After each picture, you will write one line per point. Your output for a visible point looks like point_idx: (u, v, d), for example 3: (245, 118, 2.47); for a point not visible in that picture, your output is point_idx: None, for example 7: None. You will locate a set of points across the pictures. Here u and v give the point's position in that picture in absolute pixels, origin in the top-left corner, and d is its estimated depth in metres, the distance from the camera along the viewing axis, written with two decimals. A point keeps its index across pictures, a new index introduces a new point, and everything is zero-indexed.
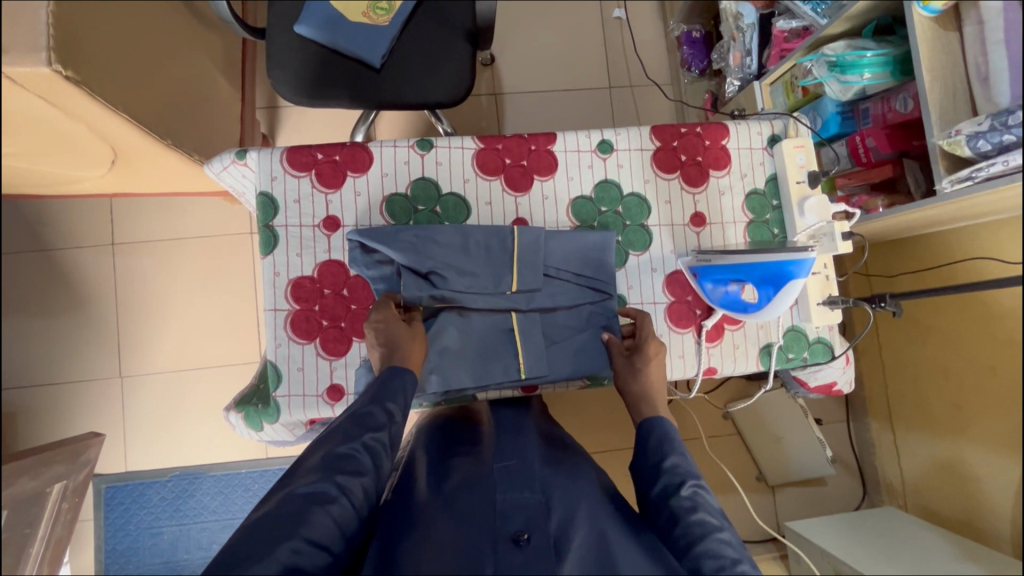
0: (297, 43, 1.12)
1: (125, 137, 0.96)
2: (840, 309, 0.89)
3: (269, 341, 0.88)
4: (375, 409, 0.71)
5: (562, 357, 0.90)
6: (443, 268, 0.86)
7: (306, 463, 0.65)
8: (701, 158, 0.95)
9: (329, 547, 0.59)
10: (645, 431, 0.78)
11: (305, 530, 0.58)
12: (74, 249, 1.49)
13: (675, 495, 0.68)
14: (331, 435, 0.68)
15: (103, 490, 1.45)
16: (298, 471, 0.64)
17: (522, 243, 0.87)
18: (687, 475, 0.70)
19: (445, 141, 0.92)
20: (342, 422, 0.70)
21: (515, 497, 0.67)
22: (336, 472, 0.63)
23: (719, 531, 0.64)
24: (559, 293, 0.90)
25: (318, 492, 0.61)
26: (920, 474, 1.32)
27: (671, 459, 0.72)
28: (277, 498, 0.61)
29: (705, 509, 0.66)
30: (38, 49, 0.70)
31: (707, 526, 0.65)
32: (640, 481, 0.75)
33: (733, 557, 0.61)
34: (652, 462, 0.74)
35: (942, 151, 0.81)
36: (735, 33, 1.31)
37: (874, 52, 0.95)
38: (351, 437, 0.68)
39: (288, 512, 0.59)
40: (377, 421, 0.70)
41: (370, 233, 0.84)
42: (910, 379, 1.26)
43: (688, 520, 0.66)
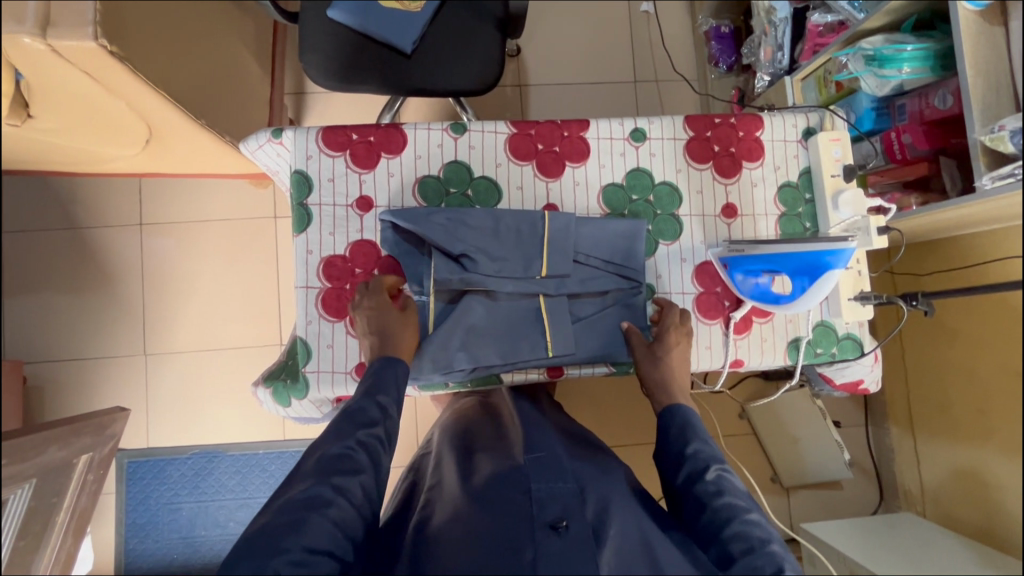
0: (330, 27, 1.13)
1: (161, 116, 0.97)
2: (872, 306, 0.87)
3: (300, 317, 0.89)
4: (366, 403, 0.75)
5: (590, 343, 0.91)
6: (473, 250, 0.86)
7: (303, 467, 0.68)
8: (734, 149, 0.94)
9: (331, 551, 0.61)
10: (666, 420, 0.81)
11: (303, 538, 0.60)
12: (102, 227, 1.52)
13: (700, 481, 0.72)
14: (325, 434, 0.71)
15: (125, 465, 1.48)
16: (295, 476, 0.67)
17: (552, 228, 0.88)
18: (710, 461, 0.73)
19: (478, 125, 0.92)
20: (337, 423, 0.72)
21: (549, 489, 0.68)
22: (331, 475, 0.66)
23: (746, 512, 0.67)
24: (588, 279, 0.91)
25: (314, 496, 0.64)
26: (937, 481, 1.30)
27: (693, 446, 0.75)
28: (276, 506, 0.64)
29: (730, 493, 0.69)
30: (86, 23, 0.72)
31: (734, 508, 0.68)
32: (665, 471, 0.77)
33: (762, 537, 0.65)
34: (676, 450, 0.77)
35: (983, 148, 0.80)
36: (767, 27, 1.30)
37: (915, 46, 0.93)
38: (346, 435, 0.70)
39: (285, 520, 0.62)
40: (370, 417, 0.73)
41: (403, 214, 0.85)
42: (931, 386, 1.25)
43: (715, 505, 0.69)
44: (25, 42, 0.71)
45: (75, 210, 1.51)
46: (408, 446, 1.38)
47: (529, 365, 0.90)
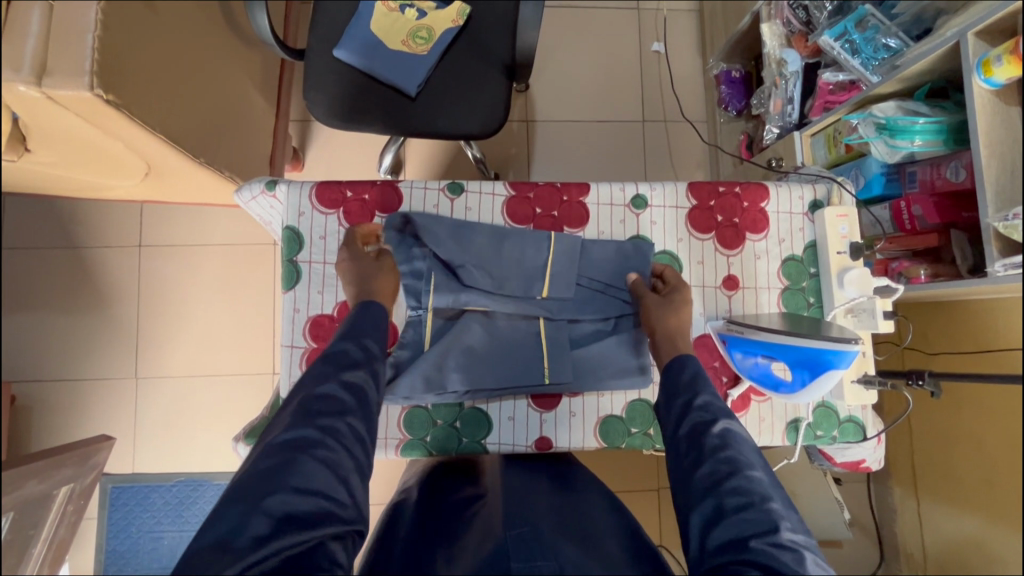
0: (335, 66, 1.12)
1: (160, 155, 0.97)
2: (875, 389, 0.84)
3: (284, 377, 0.87)
4: (343, 347, 0.73)
5: (589, 373, 0.89)
6: (477, 267, 0.87)
7: (283, 414, 0.66)
8: (738, 220, 0.92)
9: (322, 489, 0.59)
10: (674, 370, 0.77)
11: (291, 478, 0.59)
12: (101, 248, 1.51)
13: (705, 434, 0.68)
14: (307, 379, 0.69)
15: (108, 490, 1.45)
16: (276, 423, 0.66)
17: (557, 250, 0.88)
18: (719, 415, 0.70)
19: (476, 185, 0.92)
20: (319, 366, 0.70)
21: (529, 567, 0.62)
22: (313, 415, 0.64)
23: (750, 469, 0.64)
24: (587, 303, 0.91)
25: (296, 438, 0.62)
26: (942, 547, 1.24)
27: (702, 399, 0.72)
28: (258, 450, 0.63)
29: (735, 447, 0.66)
30: (81, 73, 0.71)
31: (736, 463, 0.65)
32: (665, 422, 0.74)
33: (762, 495, 0.62)
34: (681, 402, 0.73)
35: (995, 233, 0.78)
36: (777, 79, 1.27)
37: (927, 119, 0.91)
38: (327, 379, 0.69)
39: (267, 465, 0.60)
40: (353, 356, 0.72)
41: (408, 220, 0.87)
42: (942, 454, 1.19)
43: (717, 457, 0.66)
44: (20, 90, 0.70)
45: (76, 230, 1.50)
46: (394, 486, 1.35)
47: (524, 387, 0.87)
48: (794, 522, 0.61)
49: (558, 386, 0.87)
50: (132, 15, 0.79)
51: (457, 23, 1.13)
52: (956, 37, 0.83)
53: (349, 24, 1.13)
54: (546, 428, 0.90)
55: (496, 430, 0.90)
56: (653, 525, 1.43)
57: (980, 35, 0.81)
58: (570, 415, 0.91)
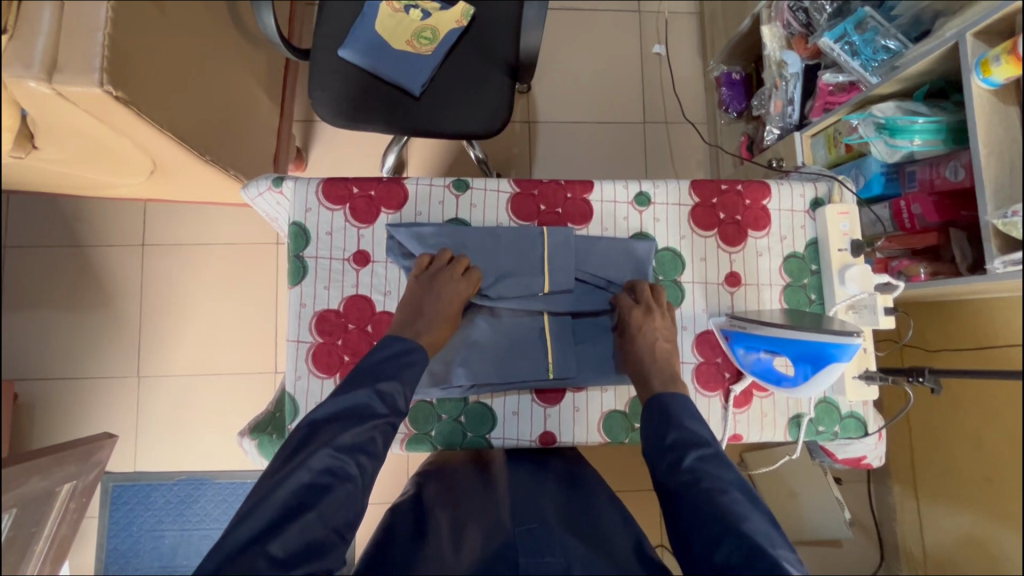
0: (340, 66, 1.13)
1: (167, 153, 0.97)
2: (876, 385, 0.85)
3: (290, 371, 0.88)
4: (393, 385, 0.74)
5: (592, 369, 0.89)
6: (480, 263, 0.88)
7: (328, 433, 0.69)
8: (740, 217, 0.93)
9: (344, 527, 0.64)
10: (649, 410, 0.79)
11: (322, 506, 0.63)
12: (104, 246, 1.51)
13: (677, 470, 0.71)
14: (348, 407, 0.71)
15: (110, 489, 1.45)
16: (317, 439, 0.68)
17: (551, 244, 0.88)
18: (686, 449, 0.72)
19: (481, 182, 0.93)
20: (364, 395, 0.72)
21: (537, 563, 0.63)
22: (355, 451, 0.68)
23: (723, 493, 0.67)
24: (586, 298, 0.91)
25: (336, 468, 0.66)
26: (942, 545, 1.25)
27: (671, 436, 0.74)
28: (297, 463, 0.66)
29: (707, 476, 0.69)
30: (92, 70, 0.72)
31: (711, 492, 0.67)
32: (653, 468, 0.74)
33: (739, 516, 0.65)
34: (654, 443, 0.75)
35: (995, 230, 0.79)
36: (777, 81, 1.28)
37: (926, 119, 0.92)
38: (371, 417, 0.71)
39: (304, 482, 0.64)
40: (397, 404, 0.74)
41: (404, 226, 0.87)
42: (941, 453, 1.20)
43: (693, 492, 0.68)
44: (30, 86, 0.71)
45: (80, 228, 1.50)
46: (396, 484, 1.35)
47: (527, 382, 0.87)
48: (773, 538, 0.63)
49: (562, 381, 0.88)
50: (141, 13, 0.80)
51: (461, 24, 1.14)
52: (955, 38, 0.84)
53: (355, 25, 1.14)
54: (550, 423, 0.91)
55: (499, 425, 0.90)
56: (654, 524, 1.43)
57: (979, 35, 0.82)
58: (574, 410, 0.91)
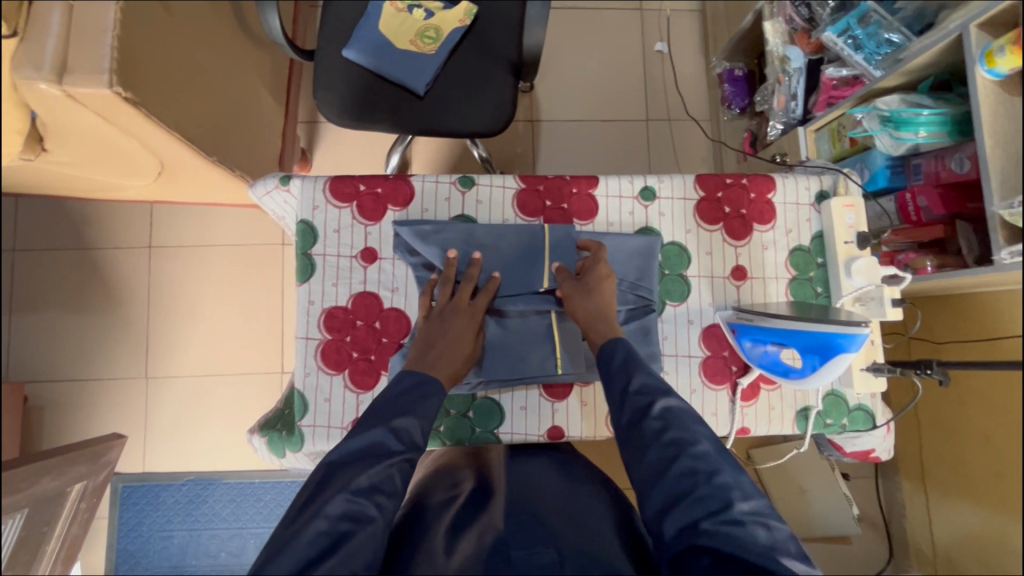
0: (346, 66, 1.13)
1: (174, 154, 0.98)
2: (884, 377, 0.85)
3: (299, 369, 0.88)
4: (407, 421, 0.72)
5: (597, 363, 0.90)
6: (500, 273, 0.88)
7: (343, 477, 0.66)
8: (746, 211, 0.93)
9: (365, 573, 0.59)
10: (606, 357, 0.79)
11: (341, 553, 0.59)
12: (111, 249, 1.53)
13: (645, 419, 0.71)
14: (362, 448, 0.69)
15: (120, 489, 1.46)
16: (334, 484, 0.65)
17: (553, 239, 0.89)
18: (655, 396, 0.72)
19: (487, 179, 0.93)
20: (379, 433, 0.70)
21: (528, 554, 0.64)
22: (374, 492, 0.65)
23: (694, 445, 0.68)
24: None
25: (355, 512, 0.62)
26: (952, 542, 1.24)
27: (637, 381, 0.74)
28: (312, 512, 0.62)
29: (677, 427, 0.69)
30: (101, 71, 0.73)
31: (680, 443, 0.68)
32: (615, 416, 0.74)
33: (708, 471, 0.66)
34: (619, 392, 0.75)
35: (1001, 221, 0.79)
36: (780, 76, 1.28)
37: (931, 111, 0.93)
38: (387, 454, 0.68)
39: (323, 531, 0.60)
40: (413, 439, 0.71)
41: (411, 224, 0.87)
42: (950, 448, 1.19)
43: (662, 440, 0.69)
44: (41, 88, 0.71)
45: (87, 231, 1.52)
46: None
47: (536, 378, 0.88)
48: (743, 489, 0.65)
49: (570, 376, 0.88)
50: (146, 14, 0.80)
51: (464, 23, 1.14)
52: (958, 30, 0.84)
53: (359, 25, 1.15)
54: (558, 418, 0.91)
55: (508, 420, 0.91)
56: None
57: (982, 26, 0.82)
58: (581, 404, 0.91)
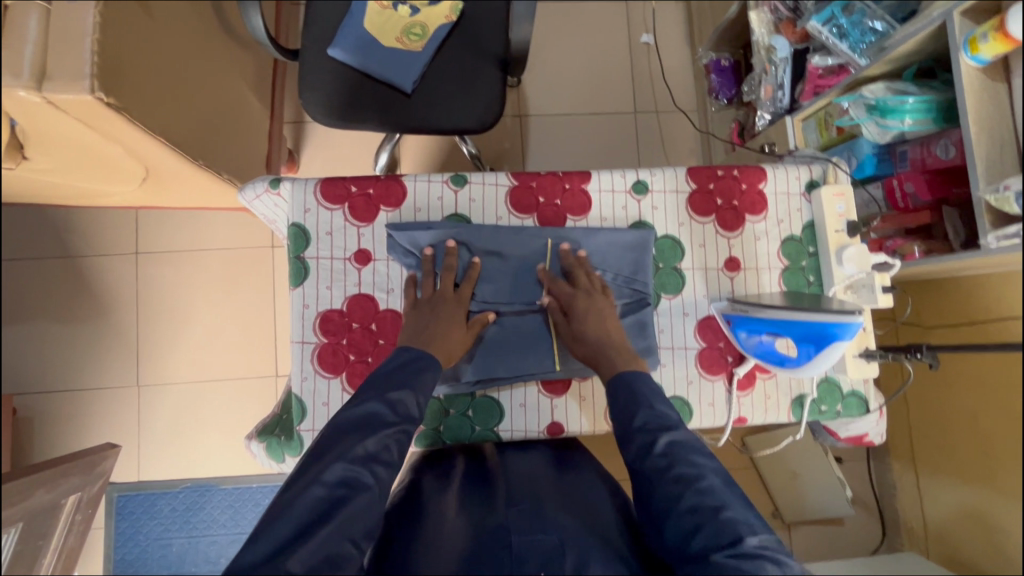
0: (331, 65, 1.12)
1: (159, 158, 0.97)
2: (877, 363, 0.86)
3: (296, 373, 0.88)
4: (404, 394, 0.73)
5: None
6: (478, 257, 0.87)
7: (339, 447, 0.65)
8: (737, 202, 0.94)
9: (363, 540, 0.60)
10: (614, 387, 0.78)
11: (339, 518, 0.59)
12: (96, 256, 1.50)
13: (649, 456, 0.70)
14: (357, 419, 0.68)
15: (115, 499, 1.44)
16: (331, 453, 0.65)
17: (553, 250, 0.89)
18: (658, 432, 0.71)
19: (479, 177, 0.93)
20: (374, 405, 0.70)
21: (530, 539, 0.66)
22: (370, 462, 0.65)
23: (699, 481, 0.66)
24: None
25: (352, 479, 0.62)
26: (943, 520, 1.26)
27: (639, 418, 0.73)
28: (309, 478, 0.62)
29: (681, 462, 0.68)
30: (82, 77, 0.71)
31: (686, 478, 0.67)
32: (623, 450, 0.74)
33: (715, 506, 0.64)
34: (624, 425, 0.74)
35: (987, 206, 0.80)
36: (767, 66, 1.29)
37: (916, 98, 0.94)
38: (383, 426, 0.69)
39: (320, 498, 0.60)
40: (408, 412, 0.72)
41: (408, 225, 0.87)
42: (938, 428, 1.21)
43: (667, 477, 0.68)
44: (20, 95, 0.70)
45: (72, 239, 1.49)
46: None
47: (534, 375, 0.88)
48: (752, 524, 0.63)
49: (569, 372, 0.88)
50: (126, 16, 0.78)
51: (450, 19, 1.14)
52: (942, 17, 0.85)
53: (343, 23, 1.14)
54: (557, 413, 0.91)
55: (507, 417, 0.91)
56: None
57: (965, 14, 0.83)
58: (580, 399, 0.92)
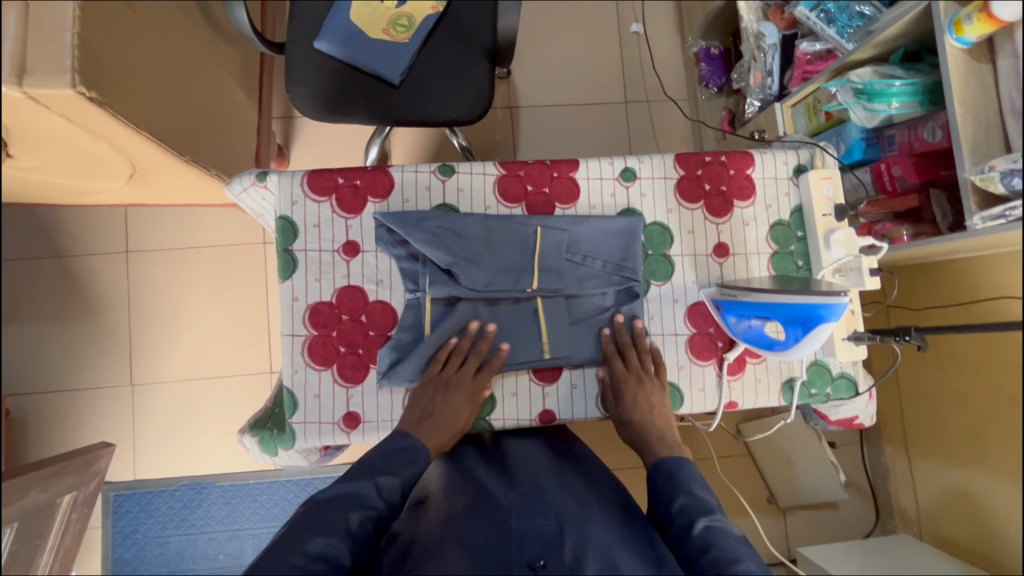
0: (317, 58, 1.11)
1: (146, 155, 0.96)
2: (865, 345, 0.86)
3: (287, 366, 0.88)
4: (393, 479, 0.73)
5: (585, 344, 0.90)
6: (507, 345, 0.88)
7: (324, 518, 0.66)
8: (725, 187, 0.94)
9: None
10: (651, 473, 0.80)
11: None
12: (86, 255, 1.49)
13: (689, 537, 0.71)
14: (341, 495, 0.69)
15: (111, 498, 1.44)
16: (315, 523, 0.66)
17: (544, 243, 0.88)
18: (697, 515, 0.72)
19: (467, 166, 0.92)
20: (362, 484, 0.71)
21: (528, 524, 0.70)
22: (352, 539, 0.66)
23: (737, 563, 0.65)
24: (587, 278, 0.90)
25: (331, 555, 0.63)
26: (935, 504, 1.27)
27: (678, 501, 0.75)
28: (292, 547, 0.63)
29: (719, 545, 0.68)
30: (63, 72, 0.70)
31: (725, 560, 0.66)
32: (663, 530, 0.76)
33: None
34: (664, 509, 0.76)
35: (972, 188, 0.80)
36: (756, 53, 1.29)
37: (903, 81, 0.93)
38: (367, 506, 0.69)
39: (298, 567, 0.61)
40: (393, 498, 0.72)
41: (396, 215, 0.86)
42: (929, 412, 1.22)
43: (703, 560, 0.67)
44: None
45: (60, 238, 1.48)
46: None
47: (524, 364, 0.88)
48: None
49: (558, 361, 0.89)
50: (107, 10, 0.78)
51: (437, 10, 1.13)
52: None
53: (329, 15, 1.13)
54: (549, 401, 0.91)
55: (499, 407, 0.90)
56: None
57: None
58: (572, 387, 0.91)
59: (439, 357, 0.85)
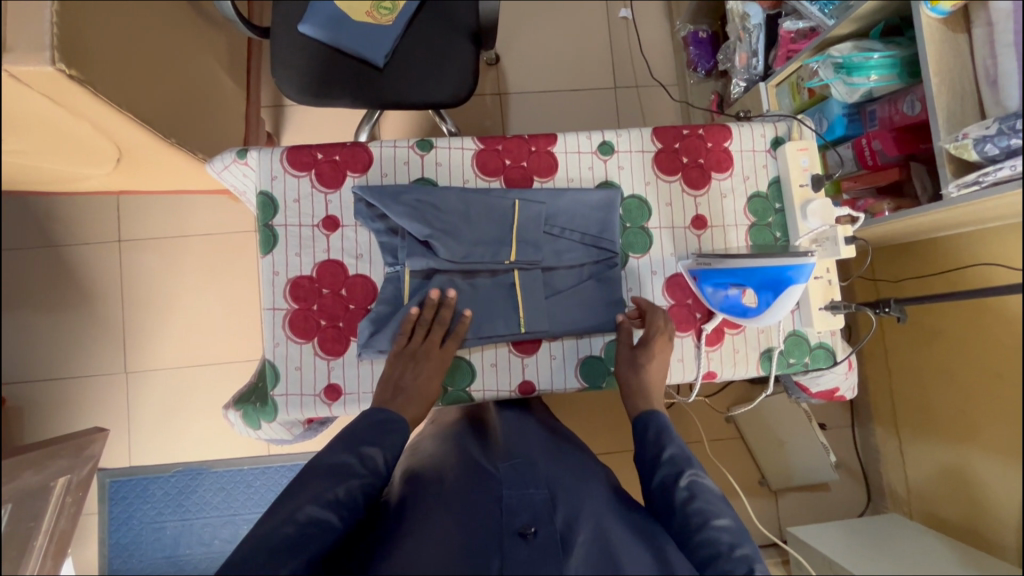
0: (302, 42, 1.12)
1: (130, 137, 0.97)
2: (841, 315, 0.89)
3: (268, 340, 0.89)
4: (374, 450, 0.73)
5: (563, 316, 0.91)
6: (472, 313, 0.89)
7: (313, 487, 0.67)
8: (703, 160, 0.95)
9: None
10: (643, 423, 0.81)
11: (307, 551, 0.61)
12: (78, 245, 1.50)
13: (673, 486, 0.71)
14: (329, 465, 0.69)
15: (107, 484, 1.46)
16: (304, 491, 0.66)
17: (522, 215, 0.89)
18: (685, 466, 0.73)
19: (445, 141, 0.93)
20: (346, 457, 0.71)
21: (521, 495, 0.71)
22: (341, 506, 0.66)
23: (717, 518, 0.67)
24: (564, 250, 0.91)
25: (323, 520, 0.64)
26: (925, 481, 1.28)
27: (669, 450, 0.75)
28: (285, 514, 0.63)
29: (702, 497, 0.69)
30: (42, 49, 0.71)
31: (705, 514, 0.67)
32: (641, 477, 0.77)
33: (730, 543, 0.64)
34: (650, 457, 0.76)
35: (948, 155, 0.81)
36: (741, 33, 1.30)
37: (881, 54, 0.94)
38: (353, 476, 0.69)
39: (290, 534, 0.62)
40: (377, 466, 0.72)
41: (373, 189, 0.86)
42: (917, 387, 1.23)
43: (686, 510, 0.68)
44: None
45: None
46: None
47: (502, 336, 0.90)
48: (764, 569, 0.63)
49: (535, 334, 0.90)
50: None
51: None
52: None
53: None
54: (529, 372, 0.92)
55: (479, 377, 0.91)
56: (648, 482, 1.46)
57: None
58: (551, 359, 0.92)
59: (416, 330, 0.86)
